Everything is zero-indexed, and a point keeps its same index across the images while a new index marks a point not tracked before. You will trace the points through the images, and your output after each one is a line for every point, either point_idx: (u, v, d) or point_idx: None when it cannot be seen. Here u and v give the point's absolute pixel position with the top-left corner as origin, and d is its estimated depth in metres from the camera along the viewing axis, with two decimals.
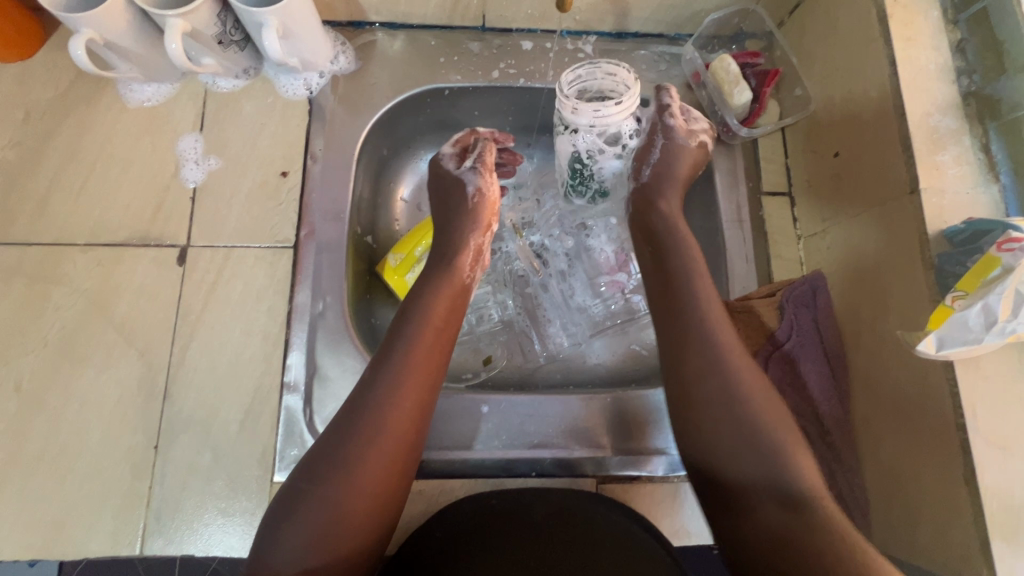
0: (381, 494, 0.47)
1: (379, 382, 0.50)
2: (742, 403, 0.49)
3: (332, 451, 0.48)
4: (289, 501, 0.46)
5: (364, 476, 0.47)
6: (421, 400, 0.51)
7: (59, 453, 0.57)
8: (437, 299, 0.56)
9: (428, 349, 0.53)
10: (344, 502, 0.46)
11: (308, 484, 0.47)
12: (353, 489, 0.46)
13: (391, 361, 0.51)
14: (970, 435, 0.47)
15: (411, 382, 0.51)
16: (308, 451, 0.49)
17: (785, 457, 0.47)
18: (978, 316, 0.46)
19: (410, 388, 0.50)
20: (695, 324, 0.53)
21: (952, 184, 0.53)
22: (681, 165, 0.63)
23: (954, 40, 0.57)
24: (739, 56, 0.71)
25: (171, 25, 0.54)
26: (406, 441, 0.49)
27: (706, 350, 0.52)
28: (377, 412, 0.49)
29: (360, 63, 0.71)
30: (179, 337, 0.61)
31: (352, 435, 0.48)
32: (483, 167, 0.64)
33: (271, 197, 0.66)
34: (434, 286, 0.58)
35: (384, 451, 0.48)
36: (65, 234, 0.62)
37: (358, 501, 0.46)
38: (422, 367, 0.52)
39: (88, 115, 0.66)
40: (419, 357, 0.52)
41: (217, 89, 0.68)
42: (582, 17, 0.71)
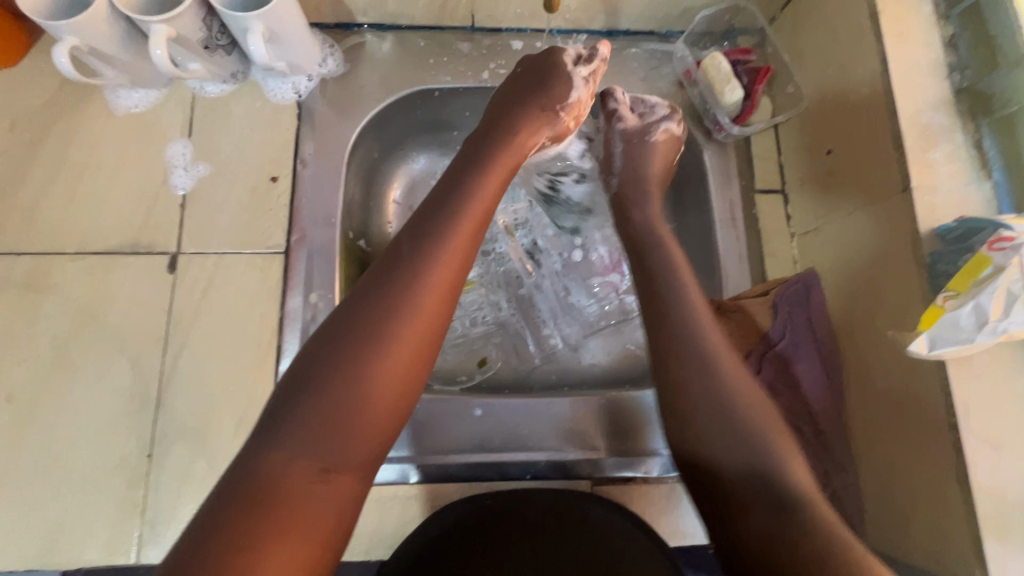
0: (398, 384, 0.45)
1: (404, 263, 0.48)
2: (731, 408, 0.49)
3: (350, 327, 0.45)
4: (303, 377, 0.44)
5: (383, 357, 0.44)
6: (449, 285, 0.48)
7: (52, 464, 0.57)
8: (474, 187, 0.53)
9: (464, 232, 0.50)
10: (358, 386, 0.43)
11: (323, 359, 0.44)
12: (372, 371, 0.44)
13: (439, 249, 0.49)
14: (962, 435, 0.47)
15: (440, 266, 0.48)
16: (329, 325, 0.46)
17: (774, 457, 0.48)
18: (969, 316, 0.46)
19: (440, 272, 0.48)
20: (680, 326, 0.54)
21: (944, 182, 0.53)
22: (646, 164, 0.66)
23: (946, 36, 0.56)
24: (730, 53, 0.70)
25: (155, 31, 0.54)
26: (431, 326, 0.47)
27: (693, 357, 0.52)
28: (402, 293, 0.46)
29: (349, 65, 0.70)
30: (171, 345, 0.61)
31: (374, 312, 0.45)
32: (593, 76, 0.63)
33: (262, 203, 0.65)
34: (468, 173, 0.55)
35: (408, 332, 0.45)
36: (54, 243, 0.62)
37: (377, 384, 0.44)
38: (458, 250, 0.49)
39: (76, 122, 0.65)
40: (453, 244, 0.49)
41: (205, 94, 0.68)
42: (572, 15, 0.70)
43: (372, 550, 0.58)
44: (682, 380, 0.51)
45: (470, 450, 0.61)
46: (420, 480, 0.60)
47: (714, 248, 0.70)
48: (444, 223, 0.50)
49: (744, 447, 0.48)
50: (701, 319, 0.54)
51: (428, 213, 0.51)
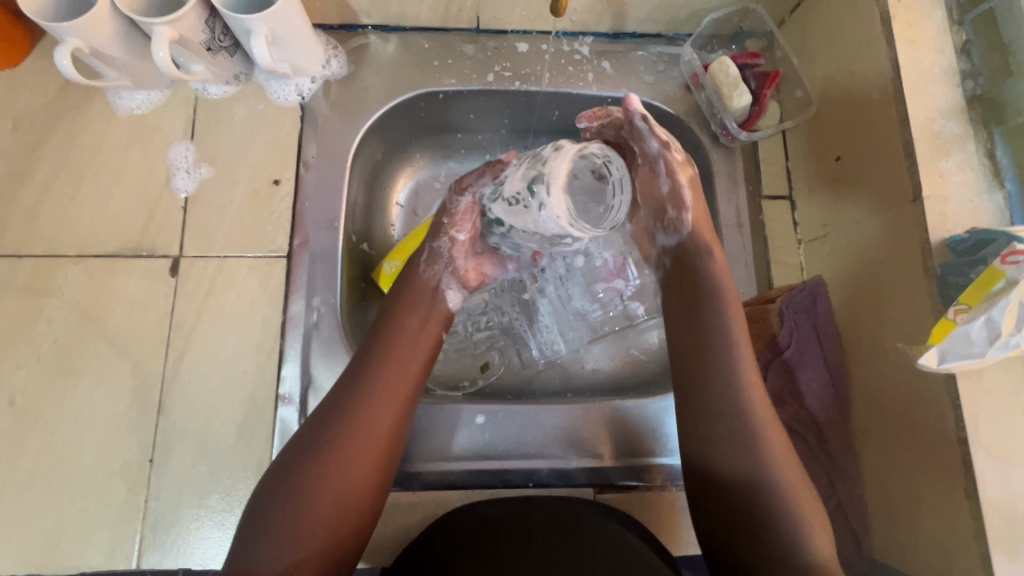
0: (344, 508, 0.48)
1: (350, 396, 0.51)
2: (750, 430, 0.51)
3: (299, 458, 0.48)
4: (259, 502, 0.47)
5: (330, 473, 0.48)
6: (395, 416, 0.52)
7: (54, 468, 0.57)
8: (413, 301, 0.59)
9: (407, 344, 0.55)
10: (304, 513, 0.46)
11: (275, 488, 0.47)
12: (319, 498, 0.47)
13: (380, 364, 0.53)
14: (971, 449, 0.47)
15: (385, 401, 0.52)
16: (287, 445, 0.50)
17: (782, 480, 0.50)
18: (981, 329, 0.45)
19: (382, 407, 0.51)
20: (712, 348, 0.54)
21: (956, 192, 0.52)
22: (691, 197, 0.57)
23: (959, 42, 0.55)
24: (739, 57, 0.69)
25: (158, 32, 0.53)
26: (375, 457, 0.50)
27: (721, 369, 0.53)
28: (348, 427, 0.50)
29: (353, 67, 0.70)
30: (172, 349, 0.60)
31: (319, 447, 0.49)
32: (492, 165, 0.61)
33: (265, 206, 0.65)
34: (409, 285, 0.60)
35: (349, 466, 0.49)
36: (56, 246, 0.62)
37: (325, 498, 0.47)
38: (399, 363, 0.54)
39: (77, 123, 0.65)
40: (398, 376, 0.53)
41: (207, 95, 0.67)
42: (578, 17, 0.70)
43: (374, 555, 0.58)
44: (707, 400, 0.53)
45: (471, 457, 0.61)
46: (421, 487, 0.60)
47: (720, 254, 0.69)
48: (389, 356, 0.54)
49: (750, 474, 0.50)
50: (736, 334, 0.54)
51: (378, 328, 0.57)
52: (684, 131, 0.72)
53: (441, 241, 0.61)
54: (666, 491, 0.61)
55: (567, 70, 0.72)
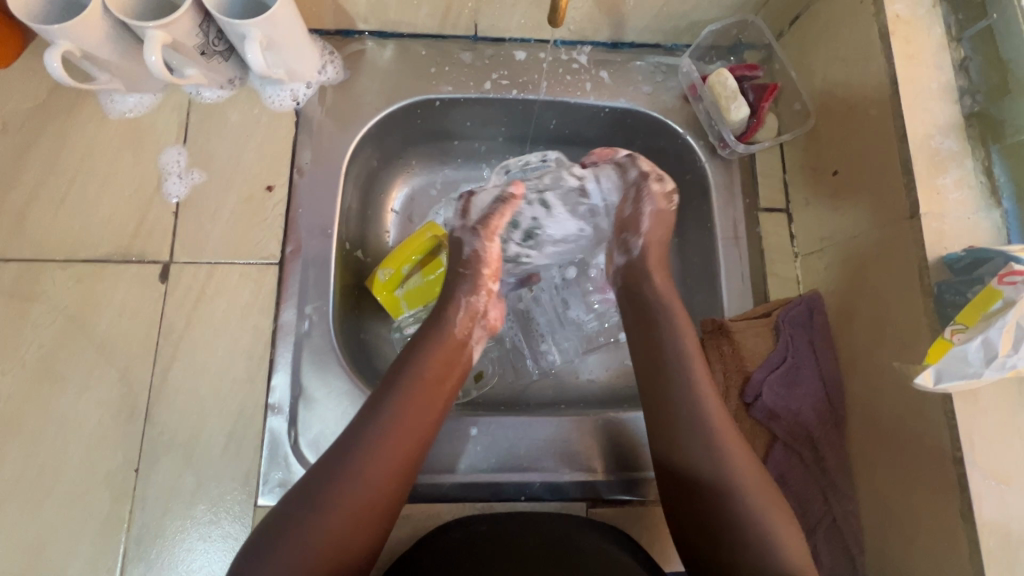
0: (349, 545, 0.47)
1: (371, 430, 0.50)
2: (716, 446, 0.50)
3: (314, 491, 0.47)
4: (267, 534, 0.46)
5: (329, 520, 0.46)
6: (412, 455, 0.51)
7: (37, 476, 0.56)
8: (428, 350, 0.56)
9: (419, 395, 0.53)
10: (307, 549, 0.45)
11: (284, 523, 0.46)
12: (322, 532, 0.46)
13: (387, 413, 0.51)
14: (967, 470, 0.46)
15: (406, 436, 0.51)
16: (293, 488, 0.49)
17: (752, 497, 0.48)
18: (978, 350, 0.45)
19: (398, 446, 0.50)
20: (676, 379, 0.54)
21: (953, 209, 0.52)
22: (648, 224, 0.62)
23: (958, 58, 0.55)
24: (737, 69, 0.69)
25: (150, 36, 0.52)
26: (386, 496, 0.49)
27: (677, 386, 0.54)
28: (364, 465, 0.48)
29: (349, 73, 0.69)
30: (161, 356, 0.59)
31: (334, 481, 0.48)
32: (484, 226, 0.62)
33: (257, 212, 0.64)
34: (426, 335, 0.57)
35: (358, 506, 0.47)
36: (44, 250, 0.61)
37: (319, 543, 0.45)
38: (412, 414, 0.52)
39: (68, 126, 0.64)
40: (418, 415, 0.52)
41: (201, 100, 0.66)
42: (577, 27, 0.69)
43: None
44: (672, 421, 0.52)
45: (463, 470, 0.60)
46: (411, 500, 0.59)
47: (716, 266, 0.69)
48: (407, 393, 0.52)
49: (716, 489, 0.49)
50: (690, 353, 0.55)
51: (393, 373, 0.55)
52: (682, 142, 0.72)
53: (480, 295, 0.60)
54: (660, 507, 0.60)
55: (565, 80, 0.71)
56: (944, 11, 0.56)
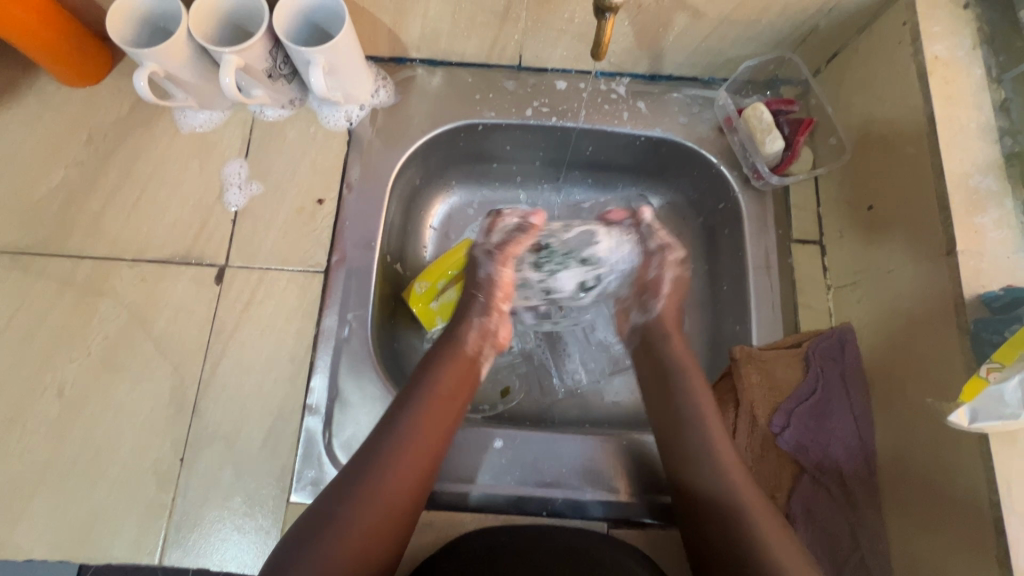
0: (372, 551, 0.50)
1: (387, 444, 0.54)
2: (727, 483, 0.54)
3: (338, 504, 0.51)
4: (303, 528, 0.50)
5: (361, 517, 0.50)
6: (429, 467, 0.55)
7: (92, 459, 0.60)
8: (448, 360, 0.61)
9: (440, 401, 0.58)
10: (343, 544, 0.49)
11: (321, 517, 0.50)
12: (349, 540, 0.49)
13: (409, 414, 0.56)
14: (1005, 514, 0.45)
15: (421, 447, 0.55)
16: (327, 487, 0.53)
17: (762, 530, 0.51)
18: (1015, 390, 0.44)
19: (414, 455, 0.54)
20: (689, 424, 0.59)
21: (992, 248, 0.51)
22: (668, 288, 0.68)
23: (998, 99, 0.56)
24: (773, 103, 0.70)
25: (226, 60, 0.58)
26: (406, 500, 0.52)
27: (694, 432, 0.58)
28: (387, 468, 0.53)
29: (400, 97, 0.74)
30: (211, 353, 0.63)
31: (356, 493, 0.51)
32: (500, 253, 0.67)
33: (308, 223, 0.68)
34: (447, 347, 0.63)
35: (384, 509, 0.51)
36: (115, 249, 0.66)
37: (353, 538, 0.49)
38: (433, 417, 0.56)
39: (145, 138, 0.70)
40: (431, 427, 0.56)
41: (264, 118, 0.72)
42: (617, 59, 0.72)
43: None
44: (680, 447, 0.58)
45: (487, 481, 0.61)
46: (436, 508, 0.60)
47: (747, 295, 0.69)
48: (430, 400, 0.57)
49: (723, 514, 0.53)
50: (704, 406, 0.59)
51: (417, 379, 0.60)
52: (716, 172, 0.73)
53: (487, 320, 0.66)
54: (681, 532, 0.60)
55: (603, 109, 0.74)
56: (984, 54, 0.57)
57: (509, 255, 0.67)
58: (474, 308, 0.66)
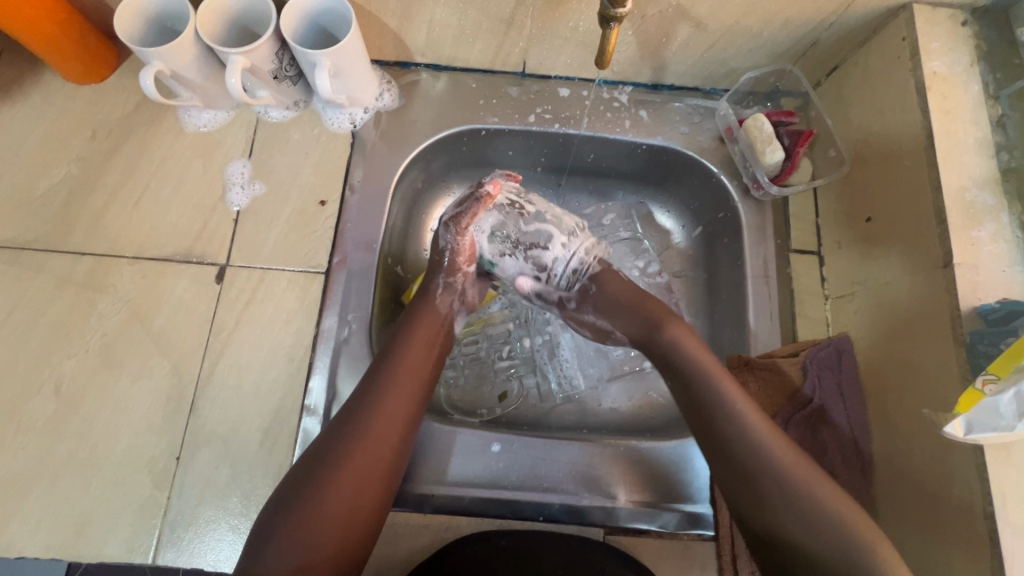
0: (352, 522, 0.50)
1: (354, 421, 0.53)
2: (748, 440, 0.52)
3: (306, 480, 0.50)
4: (281, 502, 0.50)
5: (337, 488, 0.50)
6: (398, 444, 0.53)
7: (87, 456, 0.60)
8: (416, 325, 0.60)
9: (410, 365, 0.57)
10: (327, 514, 0.49)
11: (296, 491, 0.50)
12: (324, 517, 0.49)
13: (378, 380, 0.55)
14: (998, 525, 0.45)
15: (389, 425, 0.53)
16: (300, 458, 0.52)
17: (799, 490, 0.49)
18: (1010, 402, 0.45)
19: (388, 422, 0.53)
20: (695, 378, 0.56)
21: (988, 261, 0.52)
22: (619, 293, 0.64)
23: (995, 115, 0.57)
24: (772, 115, 0.71)
25: (233, 61, 0.58)
26: (386, 467, 0.52)
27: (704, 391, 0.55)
28: (360, 438, 0.52)
29: (403, 101, 0.74)
30: (210, 352, 0.63)
31: (324, 472, 0.50)
32: (455, 225, 0.64)
33: (310, 224, 0.69)
34: (414, 311, 0.62)
35: (363, 478, 0.51)
36: (116, 247, 0.66)
37: (336, 508, 0.49)
38: (405, 384, 0.56)
39: (149, 136, 0.70)
40: (397, 403, 0.54)
41: (268, 119, 0.72)
42: (620, 68, 0.73)
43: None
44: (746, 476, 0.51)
45: (484, 484, 0.61)
46: (433, 510, 0.60)
47: (745, 303, 0.69)
48: (400, 365, 0.57)
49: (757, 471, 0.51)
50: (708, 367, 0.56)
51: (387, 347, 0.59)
52: (716, 181, 0.74)
53: (456, 278, 0.65)
54: (675, 540, 0.61)
55: (605, 116, 0.75)
56: (982, 70, 0.58)
57: (466, 223, 0.64)
58: (434, 270, 0.65)
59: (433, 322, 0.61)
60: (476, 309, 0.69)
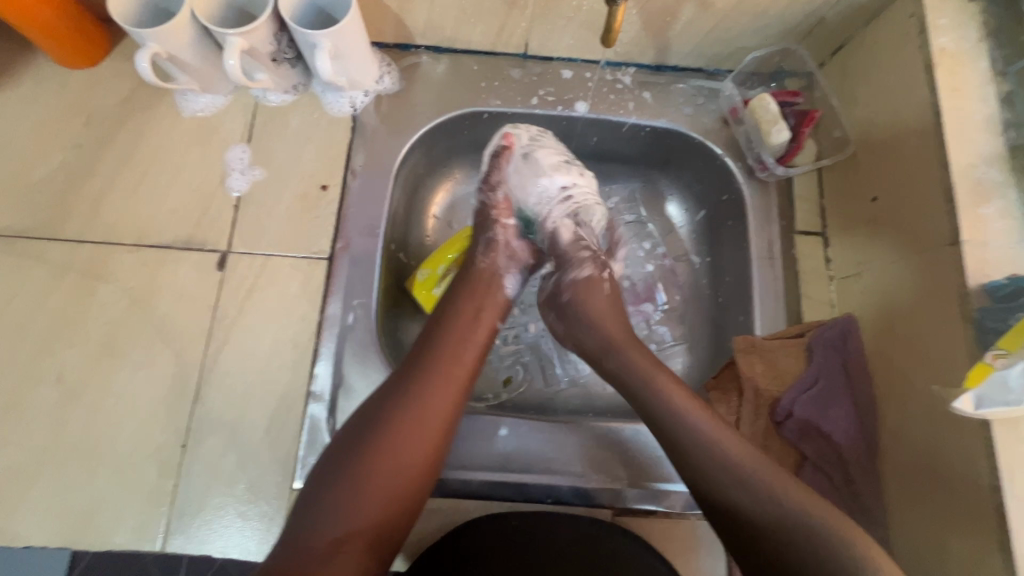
0: (409, 476, 0.50)
1: (411, 382, 0.53)
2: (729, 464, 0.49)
3: (359, 438, 0.50)
4: (338, 454, 0.50)
5: (399, 439, 0.50)
6: (452, 408, 0.53)
7: (92, 445, 0.59)
8: (470, 287, 0.62)
9: (468, 327, 0.58)
10: (389, 465, 0.49)
11: (353, 444, 0.50)
12: (384, 470, 0.49)
13: (440, 339, 0.57)
14: (1006, 499, 0.46)
15: (445, 388, 0.53)
16: (353, 417, 0.52)
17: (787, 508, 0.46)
18: (1020, 376, 0.45)
19: (449, 379, 0.54)
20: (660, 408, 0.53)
21: (996, 238, 0.52)
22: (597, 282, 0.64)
23: (1003, 91, 0.57)
24: (778, 95, 0.71)
25: (230, 42, 0.57)
26: (444, 422, 0.52)
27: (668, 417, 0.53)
28: (420, 394, 0.52)
29: (404, 84, 0.73)
30: (214, 339, 0.63)
31: (379, 430, 0.50)
32: (504, 150, 0.69)
33: (312, 209, 0.68)
34: (467, 276, 0.63)
35: (425, 434, 0.51)
36: (115, 234, 0.65)
37: (398, 459, 0.49)
38: (463, 344, 0.57)
39: (146, 121, 0.69)
40: (452, 365, 0.55)
41: (267, 103, 0.71)
42: (624, 49, 0.72)
43: None
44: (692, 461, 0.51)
45: (492, 468, 0.61)
46: (441, 494, 0.61)
47: (750, 284, 0.69)
48: (455, 326, 0.58)
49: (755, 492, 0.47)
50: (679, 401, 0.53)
51: (442, 310, 0.60)
52: (720, 163, 0.73)
53: (496, 232, 0.67)
54: (681, 520, 0.61)
55: (609, 99, 0.74)
56: (989, 47, 0.58)
57: (496, 177, 0.69)
58: (480, 227, 0.68)
59: (484, 289, 0.62)
60: (527, 264, 0.69)
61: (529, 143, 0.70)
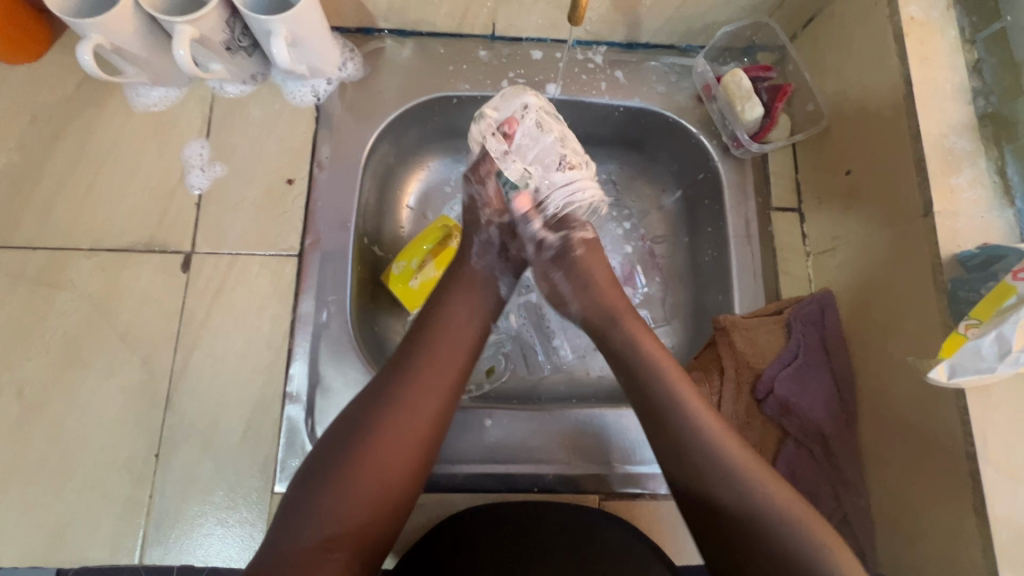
0: (392, 482, 0.48)
1: (393, 387, 0.51)
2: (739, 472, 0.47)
3: (342, 444, 0.49)
4: (319, 461, 0.48)
5: (385, 446, 0.49)
6: (441, 412, 0.52)
7: (59, 459, 0.57)
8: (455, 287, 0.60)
9: (453, 328, 0.56)
10: (372, 471, 0.48)
11: (335, 450, 0.49)
12: (366, 476, 0.47)
13: (424, 342, 0.55)
14: (980, 465, 0.47)
15: (429, 393, 0.52)
16: (337, 421, 0.51)
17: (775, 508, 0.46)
18: (991, 345, 0.45)
19: (436, 383, 0.52)
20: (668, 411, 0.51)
21: (967, 208, 0.52)
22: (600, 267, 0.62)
23: (971, 59, 0.56)
24: (751, 70, 0.70)
25: (179, 30, 0.53)
26: (428, 428, 0.51)
27: (673, 421, 0.50)
28: (405, 400, 0.51)
29: (369, 70, 0.70)
30: (182, 344, 0.61)
31: (362, 435, 0.49)
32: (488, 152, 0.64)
33: (278, 205, 0.65)
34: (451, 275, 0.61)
35: (409, 438, 0.50)
36: (70, 239, 0.62)
37: (383, 464, 0.48)
38: (449, 346, 0.55)
39: (95, 118, 0.65)
40: (439, 369, 0.53)
41: (224, 94, 0.68)
42: (593, 27, 0.70)
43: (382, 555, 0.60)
44: (677, 442, 0.50)
45: (476, 460, 0.61)
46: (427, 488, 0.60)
47: (729, 263, 0.69)
48: (440, 329, 0.56)
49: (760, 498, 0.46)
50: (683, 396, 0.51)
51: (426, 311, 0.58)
52: (694, 142, 0.73)
53: (486, 233, 0.64)
54: (668, 502, 0.61)
55: (580, 79, 0.72)
56: (959, 14, 0.57)
57: (485, 170, 0.63)
58: (470, 227, 0.64)
59: (470, 291, 0.59)
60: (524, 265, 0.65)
61: (531, 127, 0.64)
